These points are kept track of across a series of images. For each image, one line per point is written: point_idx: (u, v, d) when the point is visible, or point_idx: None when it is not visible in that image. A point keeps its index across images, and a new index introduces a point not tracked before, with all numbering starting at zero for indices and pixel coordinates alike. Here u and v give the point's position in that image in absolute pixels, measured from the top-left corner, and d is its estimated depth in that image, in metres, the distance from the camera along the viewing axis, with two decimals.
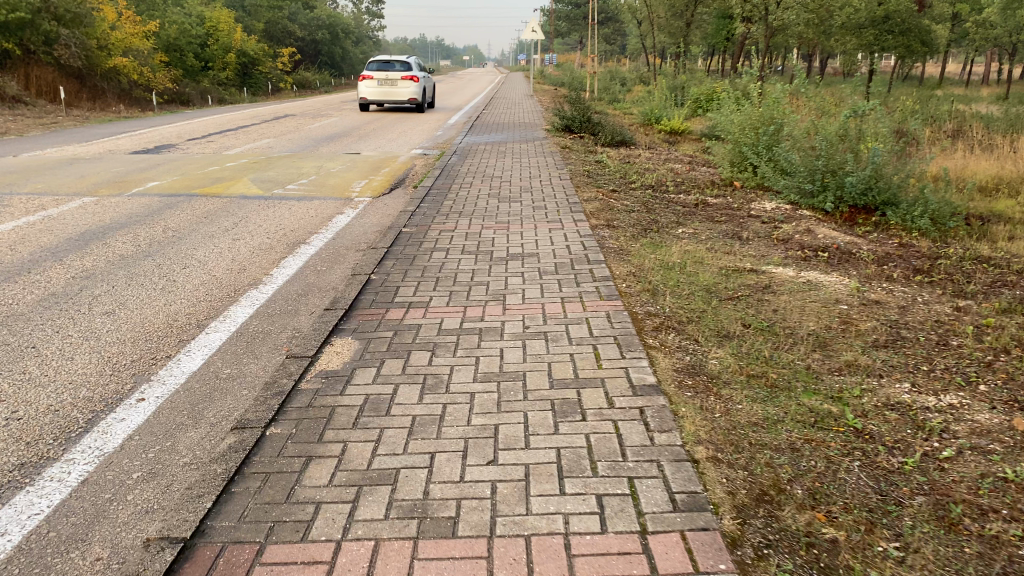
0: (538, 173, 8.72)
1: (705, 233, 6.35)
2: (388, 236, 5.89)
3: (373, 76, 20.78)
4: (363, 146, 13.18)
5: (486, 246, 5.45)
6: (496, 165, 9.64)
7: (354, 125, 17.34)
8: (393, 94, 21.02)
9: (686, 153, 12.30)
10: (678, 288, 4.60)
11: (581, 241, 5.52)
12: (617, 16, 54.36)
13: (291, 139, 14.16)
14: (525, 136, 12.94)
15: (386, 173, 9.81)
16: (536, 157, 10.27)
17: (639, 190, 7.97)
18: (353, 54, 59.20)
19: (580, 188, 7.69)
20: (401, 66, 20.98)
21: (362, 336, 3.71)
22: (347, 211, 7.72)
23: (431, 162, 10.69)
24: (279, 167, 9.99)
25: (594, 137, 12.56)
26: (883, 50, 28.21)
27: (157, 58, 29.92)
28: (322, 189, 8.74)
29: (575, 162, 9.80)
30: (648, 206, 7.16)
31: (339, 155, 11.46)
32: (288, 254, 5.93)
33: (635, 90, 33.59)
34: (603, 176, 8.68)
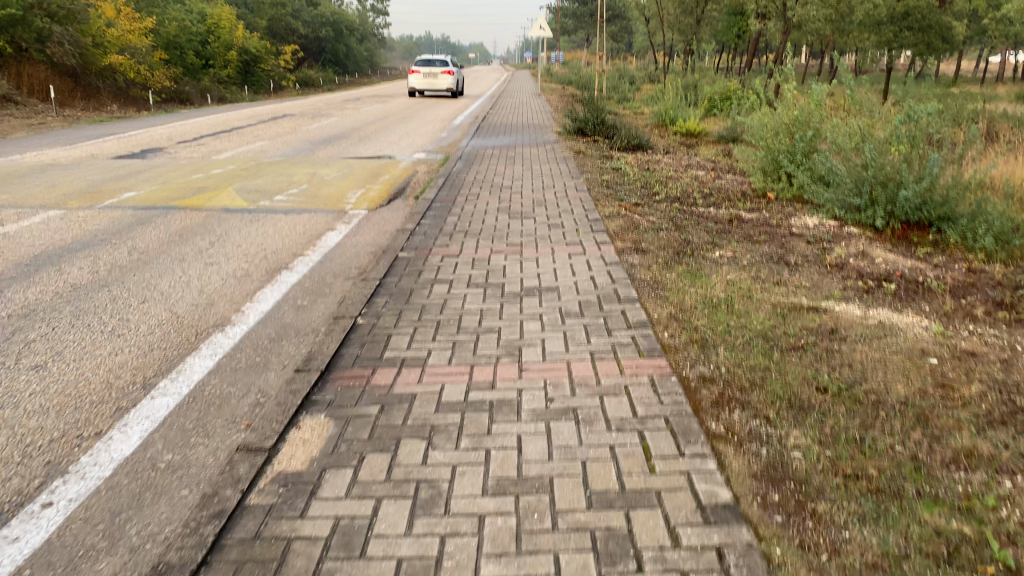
0: (552, 183, 7.89)
1: (746, 257, 5.54)
2: (382, 263, 5.08)
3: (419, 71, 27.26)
4: (363, 150, 12.38)
5: (496, 278, 4.63)
6: (504, 173, 8.81)
7: (354, 126, 16.55)
8: (434, 84, 27.53)
9: (706, 158, 11.48)
10: (731, 337, 3.77)
11: (608, 271, 4.70)
12: (624, 12, 53.52)
13: (286, 142, 13.37)
14: (535, 139, 12.13)
15: (385, 181, 9.00)
16: (548, 164, 9.44)
17: (665, 203, 7.15)
18: (358, 52, 58.52)
19: (600, 201, 6.87)
20: (440, 63, 27.10)
21: (339, 414, 2.89)
22: (339, 227, 6.91)
23: (434, 168, 9.88)
24: (267, 175, 9.19)
25: (608, 141, 11.74)
26: (902, 48, 27.26)
27: (156, 56, 29.19)
28: (313, 200, 7.94)
29: (591, 169, 8.97)
30: (678, 223, 6.34)
31: (335, 161, 10.64)
32: (266, 283, 5.12)
33: (645, 89, 32.76)
34: (623, 186, 7.85)
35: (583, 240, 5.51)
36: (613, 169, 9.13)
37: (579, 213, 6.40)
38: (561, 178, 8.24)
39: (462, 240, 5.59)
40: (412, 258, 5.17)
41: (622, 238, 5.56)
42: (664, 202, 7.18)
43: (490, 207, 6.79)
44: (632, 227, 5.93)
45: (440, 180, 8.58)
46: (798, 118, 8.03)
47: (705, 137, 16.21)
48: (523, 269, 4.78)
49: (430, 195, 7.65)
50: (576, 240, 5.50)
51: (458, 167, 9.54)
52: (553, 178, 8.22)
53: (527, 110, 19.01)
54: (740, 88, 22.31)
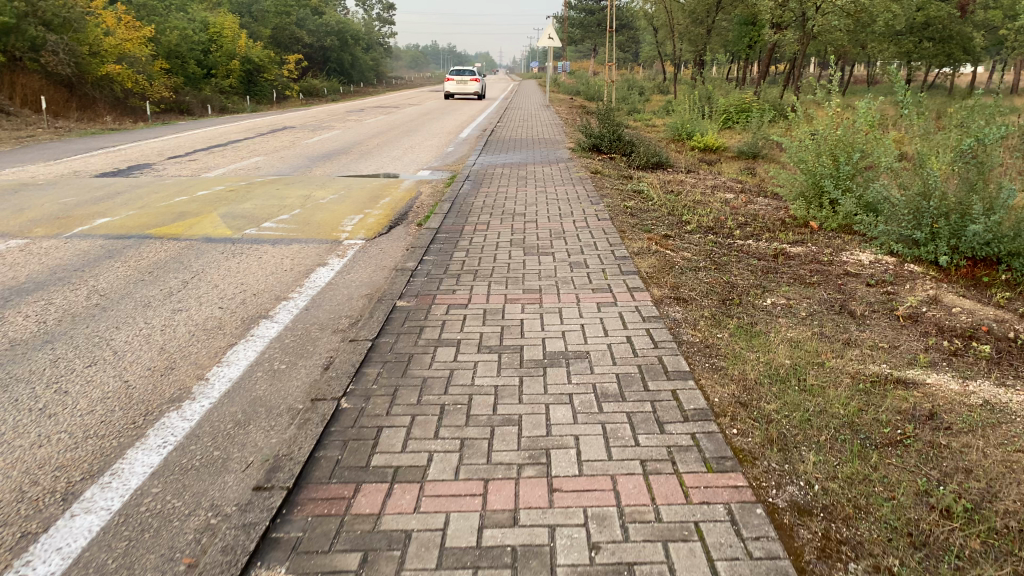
0: (569, 210, 7.11)
1: (803, 307, 4.77)
2: (377, 315, 4.31)
3: (453, 79, 34.38)
4: (363, 167, 11.64)
5: (512, 337, 3.86)
6: (516, 196, 8.04)
7: (356, 140, 15.83)
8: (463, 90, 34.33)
9: (731, 178, 10.73)
10: (813, 430, 2.99)
11: (647, 329, 3.91)
12: (632, 23, 53.06)
13: (282, 157, 12.65)
14: (547, 156, 11.39)
15: (385, 205, 8.25)
16: (563, 185, 8.67)
17: (699, 235, 6.39)
18: (363, 61, 58.03)
19: (625, 233, 6.10)
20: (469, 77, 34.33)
21: (307, 569, 2.11)
22: (332, 261, 6.14)
23: (438, 190, 9.12)
24: (258, 198, 8.45)
25: (626, 159, 10.99)
26: (921, 60, 26.52)
27: (156, 66, 28.57)
28: (306, 228, 7.19)
29: (611, 192, 8.19)
30: (718, 262, 5.57)
31: (332, 180, 9.90)
32: (240, 338, 4.35)
33: (654, 101, 32.09)
34: (649, 213, 7.08)
35: (612, 284, 4.74)
36: (636, 192, 8.36)
37: (603, 248, 5.61)
38: (579, 202, 7.47)
39: (473, 284, 4.82)
40: (414, 306, 4.40)
41: (657, 283, 4.79)
42: (698, 234, 6.42)
43: (502, 240, 6.01)
44: (666, 268, 5.15)
45: (447, 205, 7.81)
46: (842, 138, 7.27)
47: (724, 153, 15.46)
48: (544, 326, 4.01)
49: (436, 222, 6.87)
50: (604, 285, 4.72)
51: (463, 189, 8.77)
52: (570, 204, 7.43)
53: (536, 123, 18.31)
54: (756, 100, 21.60)
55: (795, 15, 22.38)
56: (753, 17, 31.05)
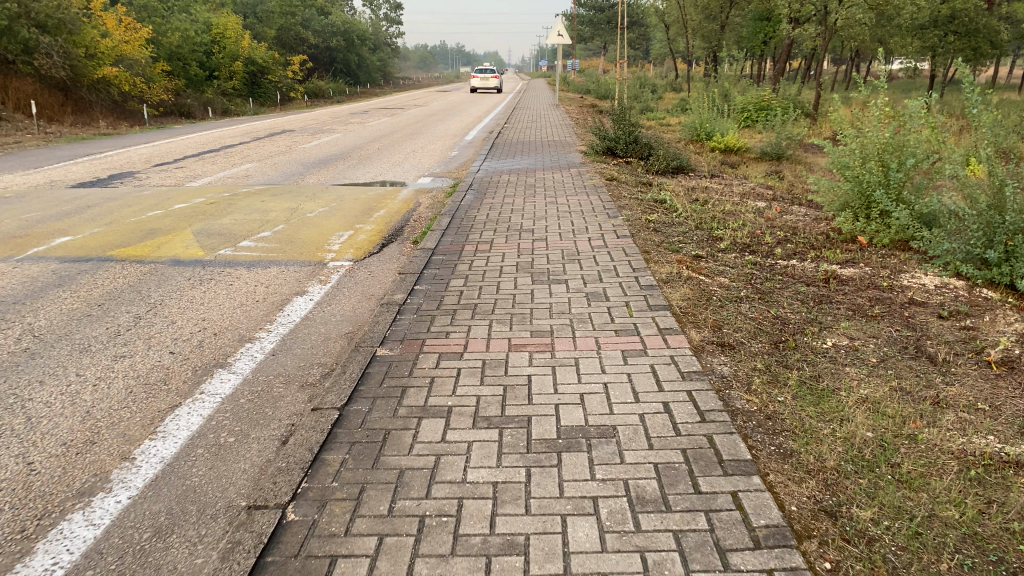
0: (583, 225, 6.28)
1: (871, 349, 3.94)
2: (353, 366, 3.51)
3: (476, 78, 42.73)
4: (360, 174, 10.84)
5: (519, 402, 3.05)
6: (524, 208, 7.22)
7: (356, 144, 15.07)
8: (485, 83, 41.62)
9: (758, 184, 9.88)
10: (929, 554, 2.17)
11: (689, 391, 3.09)
12: (643, 20, 52.10)
13: (276, 164, 11.88)
14: (557, 161, 10.59)
15: (378, 220, 7.44)
16: (575, 195, 7.84)
17: (734, 256, 5.56)
18: (371, 61, 57.36)
19: (650, 254, 5.29)
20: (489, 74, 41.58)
21: None
22: (312, 288, 5.34)
23: (438, 201, 8.33)
24: (239, 212, 7.65)
25: (643, 163, 10.16)
26: (945, 56, 25.06)
27: (156, 68, 27.93)
28: (288, 247, 6.41)
29: (629, 203, 7.36)
30: (761, 292, 4.75)
31: (325, 191, 9.11)
32: (187, 397, 3.56)
33: (667, 99, 31.13)
34: (674, 228, 6.26)
35: (640, 324, 3.92)
36: (657, 203, 7.54)
37: (624, 275, 4.79)
38: (595, 216, 6.65)
39: (471, 322, 4.01)
40: (397, 353, 3.59)
41: (695, 322, 3.97)
42: (733, 254, 5.59)
43: (507, 264, 5.20)
44: (703, 300, 4.34)
45: (447, 218, 7.01)
46: (893, 142, 6.43)
47: (744, 155, 14.57)
48: (558, 385, 3.20)
49: (433, 240, 6.07)
50: (630, 325, 3.91)
51: (467, 200, 7.96)
52: (585, 217, 6.61)
53: (546, 124, 17.50)
54: (775, 99, 20.69)
55: (815, 9, 21.35)
56: (769, 11, 30.09)
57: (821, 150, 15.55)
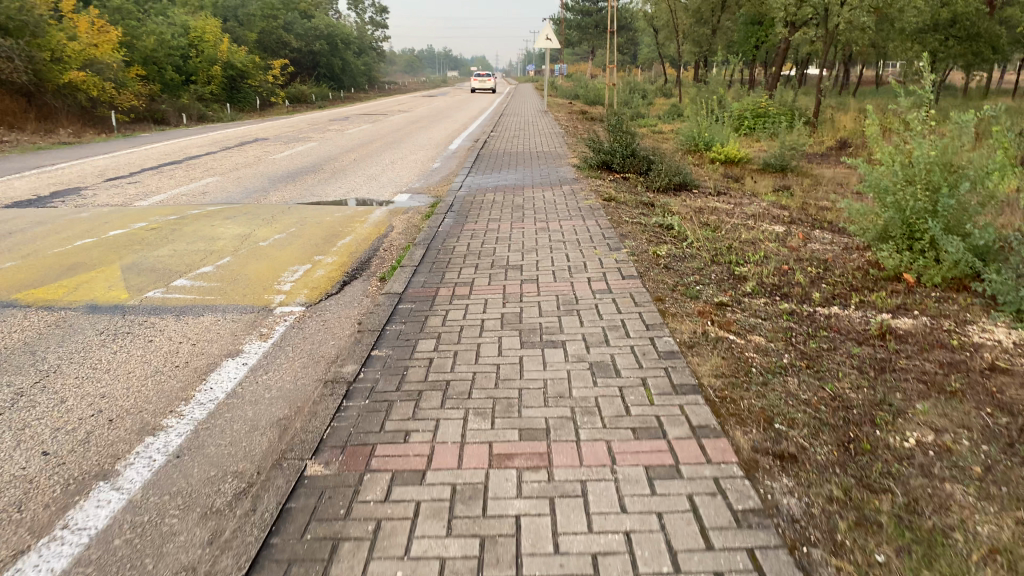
0: (580, 261, 5.30)
1: (968, 450, 2.97)
2: (272, 495, 2.51)
3: None
4: (331, 191, 9.84)
5: (501, 570, 2.07)
6: (511, 236, 6.24)
7: (330, 155, 14.05)
8: None
9: (770, 201, 8.97)
10: None
11: (749, 551, 2.13)
12: (632, 24, 51.31)
13: (240, 178, 10.86)
14: (547, 176, 9.62)
15: (342, 249, 6.44)
16: (568, 219, 6.87)
17: (765, 303, 4.61)
18: (356, 67, 56.31)
19: (665, 304, 4.32)
20: None
21: None
22: (248, 346, 4.34)
23: (413, 225, 7.34)
24: (182, 240, 6.62)
25: (643, 179, 9.23)
26: (945, 61, 24.27)
27: (128, 73, 26.82)
28: (231, 287, 5.40)
29: (631, 229, 6.40)
30: (807, 358, 3.79)
31: (287, 212, 8.09)
32: (41, 537, 2.54)
33: (658, 104, 30.28)
34: (686, 265, 5.30)
35: (665, 417, 2.94)
36: (663, 229, 6.60)
37: (635, 334, 3.82)
38: (593, 248, 5.67)
39: (440, 412, 3.03)
40: (334, 472, 2.61)
41: (736, 413, 3.00)
42: (764, 301, 4.64)
43: (490, 317, 4.22)
44: (741, 376, 3.38)
45: (420, 247, 6.03)
46: (940, 160, 5.46)
47: (746, 166, 13.64)
48: (557, 532, 2.23)
49: (402, 279, 5.08)
50: (651, 418, 2.93)
51: (443, 224, 6.98)
52: (582, 250, 5.63)
53: (534, 133, 16.52)
54: (773, 106, 19.79)
55: (813, 13, 20.49)
56: (763, 14, 29.26)
57: (825, 162, 14.64)
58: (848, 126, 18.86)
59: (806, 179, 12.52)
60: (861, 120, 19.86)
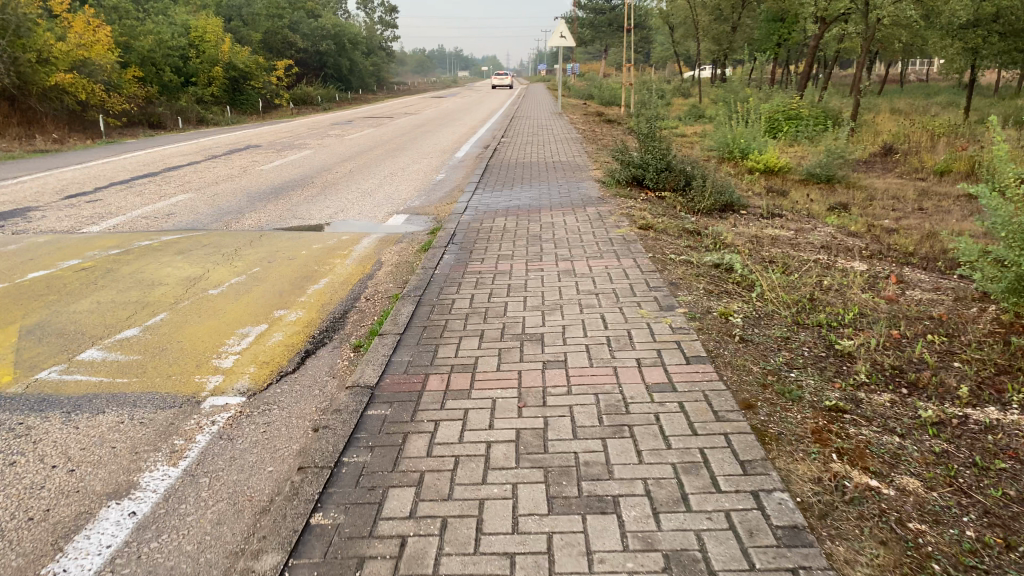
0: (620, 330, 3.91)
1: None
2: None
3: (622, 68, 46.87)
4: (316, 211, 8.50)
5: None
6: (527, 284, 4.86)
7: (324, 164, 12.70)
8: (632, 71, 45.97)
9: (833, 225, 7.57)
10: None
11: None
12: (645, 22, 49.75)
13: (215, 195, 9.53)
14: (567, 194, 8.25)
15: (312, 297, 5.09)
16: (598, 257, 5.48)
17: (893, 406, 3.23)
18: (365, 66, 55.01)
19: (758, 416, 2.94)
20: None
21: None
22: (147, 478, 2.96)
23: (406, 262, 5.98)
24: (113, 285, 5.27)
25: (681, 199, 7.86)
26: (987, 58, 22.63)
27: (124, 75, 25.61)
28: (154, 364, 4.03)
29: (681, 273, 5.01)
30: (1001, 525, 2.38)
31: (257, 242, 6.73)
32: None
33: (676, 104, 28.81)
34: (766, 336, 3.92)
35: None
36: (721, 272, 5.21)
37: (729, 486, 2.45)
38: (637, 307, 4.28)
39: None
40: None
41: None
42: (890, 403, 3.26)
43: (502, 435, 2.85)
44: None
45: (410, 298, 4.66)
46: None
47: (786, 177, 12.22)
48: None
49: (380, 355, 3.71)
50: None
51: (442, 262, 5.61)
52: (622, 309, 4.25)
53: (548, 138, 15.14)
54: (805, 109, 18.35)
55: (850, 7, 18.95)
56: (787, 10, 27.71)
57: (872, 172, 13.17)
58: (889, 130, 17.38)
59: (857, 193, 11.09)
60: (902, 123, 18.36)
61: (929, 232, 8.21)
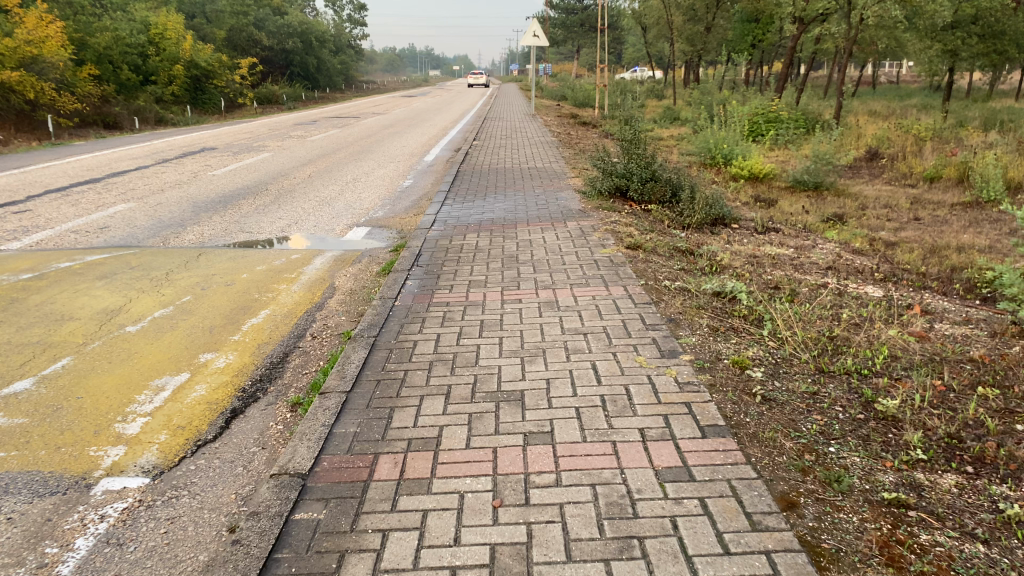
0: (617, 384, 3.21)
1: None
2: None
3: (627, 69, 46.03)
4: (268, 225, 7.71)
5: None
6: (502, 319, 4.14)
7: (282, 170, 11.89)
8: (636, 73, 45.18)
9: (834, 240, 6.96)
10: None
11: None
12: (617, 22, 49.28)
13: (159, 205, 8.70)
14: (544, 205, 7.55)
15: (248, 335, 4.34)
16: (582, 284, 4.79)
17: (963, 494, 2.53)
18: (333, 65, 53.92)
19: (806, 524, 2.24)
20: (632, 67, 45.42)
21: None
22: None
23: (362, 287, 5.22)
24: (13, 321, 4.46)
25: (669, 211, 7.20)
26: (966, 60, 22.32)
27: (78, 72, 24.50)
28: (41, 429, 3.25)
29: (681, 305, 4.32)
30: None
31: (195, 263, 5.94)
32: None
33: (651, 106, 28.26)
34: (792, 394, 3.24)
35: None
36: (724, 302, 4.54)
37: None
38: (633, 351, 3.59)
39: None
40: None
41: None
42: (959, 488, 2.57)
43: (472, 555, 2.14)
44: None
45: (361, 339, 3.92)
46: None
47: (772, 184, 11.64)
48: None
49: (318, 424, 2.96)
50: None
51: (403, 289, 4.87)
52: (616, 354, 3.55)
53: (521, 141, 14.45)
54: (784, 111, 17.85)
55: (831, 8, 18.47)
56: (763, 11, 27.26)
57: (858, 179, 12.65)
58: (871, 134, 16.91)
59: (847, 201, 10.54)
60: (883, 127, 17.90)
61: (934, 246, 7.64)
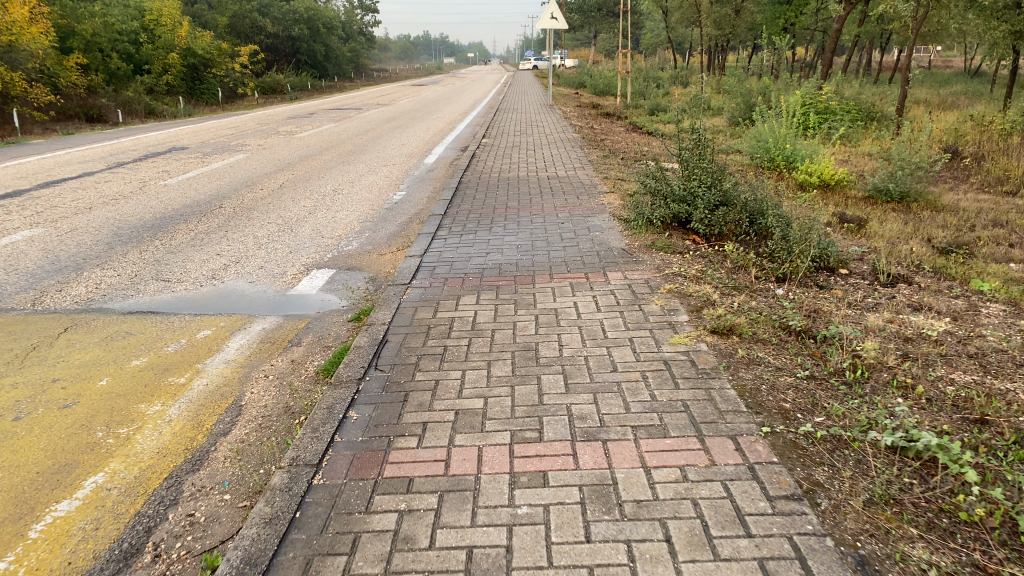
0: None
1: None
2: None
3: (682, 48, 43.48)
4: (198, 266, 5.66)
5: None
6: (513, 545, 2.06)
7: (250, 176, 9.85)
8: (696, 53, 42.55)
9: (992, 294, 4.86)
10: None
11: None
12: (637, 8, 46.88)
13: (71, 234, 6.66)
14: (572, 241, 5.48)
15: (26, 558, 2.28)
16: (655, 428, 2.70)
17: None
18: (343, 52, 51.73)
19: None
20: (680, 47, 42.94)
21: None
22: None
23: (285, 412, 3.16)
24: None
25: (749, 252, 5.11)
26: None
27: (59, 61, 22.48)
28: None
29: (859, 506, 2.23)
30: None
31: (45, 347, 3.88)
32: None
33: (677, 93, 25.97)
34: None
35: None
36: (928, 480, 2.44)
37: None
38: None
39: None
40: None
41: None
42: None
43: None
44: None
45: None
46: None
47: (846, 194, 9.52)
48: None
49: None
50: None
51: (342, 431, 2.78)
52: None
53: (539, 139, 12.33)
54: (837, 101, 15.63)
55: None
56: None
57: (945, 185, 10.49)
58: (942, 127, 14.68)
59: (948, 218, 8.40)
60: (951, 119, 15.66)
61: None
